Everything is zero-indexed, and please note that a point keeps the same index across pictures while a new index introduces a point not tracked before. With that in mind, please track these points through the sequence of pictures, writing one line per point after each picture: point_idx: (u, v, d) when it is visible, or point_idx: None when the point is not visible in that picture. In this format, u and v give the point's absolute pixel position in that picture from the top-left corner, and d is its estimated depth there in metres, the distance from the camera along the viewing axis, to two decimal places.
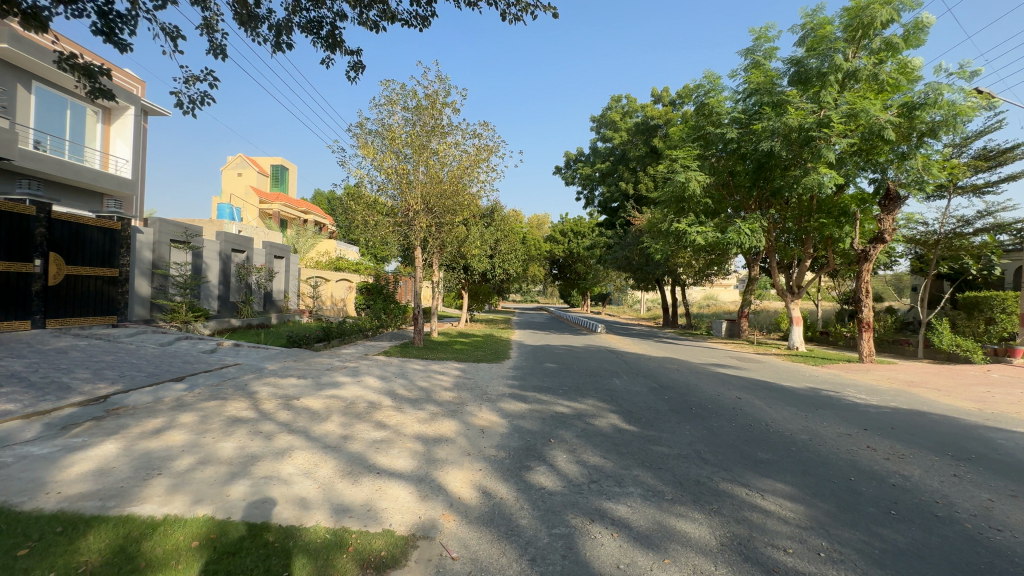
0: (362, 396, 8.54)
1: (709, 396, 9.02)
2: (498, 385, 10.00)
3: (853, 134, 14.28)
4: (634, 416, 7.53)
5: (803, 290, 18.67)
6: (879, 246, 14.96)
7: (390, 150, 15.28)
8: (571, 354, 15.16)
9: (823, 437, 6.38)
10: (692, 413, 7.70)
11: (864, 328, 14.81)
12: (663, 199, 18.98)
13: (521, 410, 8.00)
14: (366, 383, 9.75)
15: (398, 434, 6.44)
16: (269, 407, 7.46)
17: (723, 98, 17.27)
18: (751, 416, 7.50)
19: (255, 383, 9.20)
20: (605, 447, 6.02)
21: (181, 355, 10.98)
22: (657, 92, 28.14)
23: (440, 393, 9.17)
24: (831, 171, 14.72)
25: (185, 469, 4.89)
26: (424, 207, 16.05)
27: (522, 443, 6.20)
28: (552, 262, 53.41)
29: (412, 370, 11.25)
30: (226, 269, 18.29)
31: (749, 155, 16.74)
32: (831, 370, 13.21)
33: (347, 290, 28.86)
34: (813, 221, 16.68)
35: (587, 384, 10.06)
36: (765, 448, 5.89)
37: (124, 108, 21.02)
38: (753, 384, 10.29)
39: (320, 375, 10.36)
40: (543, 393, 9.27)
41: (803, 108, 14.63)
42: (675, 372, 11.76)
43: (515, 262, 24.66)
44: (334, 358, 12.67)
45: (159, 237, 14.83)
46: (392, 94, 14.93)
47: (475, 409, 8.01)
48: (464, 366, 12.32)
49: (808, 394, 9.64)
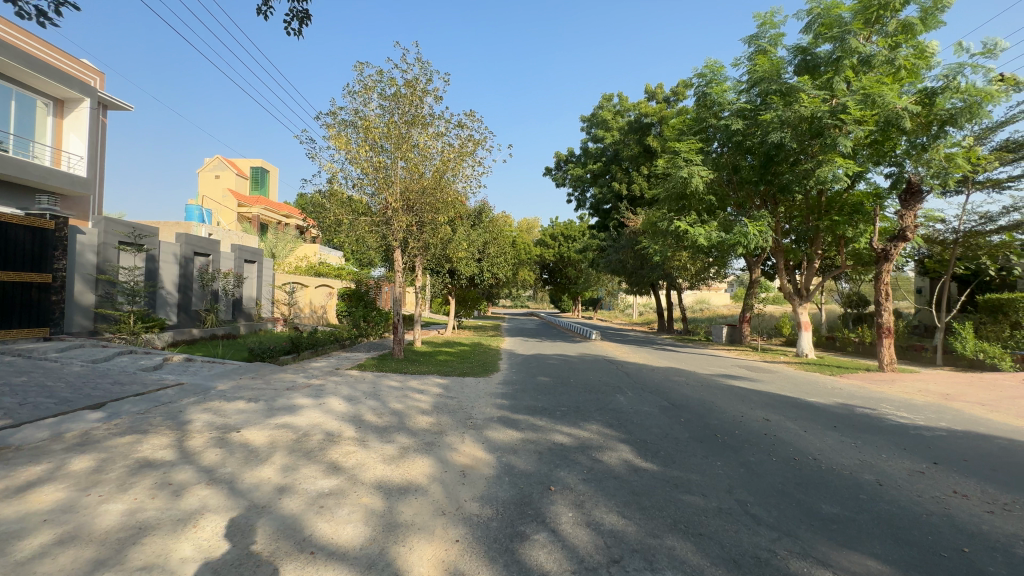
0: (320, 425, 7.05)
1: (733, 417, 7.68)
2: (485, 407, 8.55)
3: (868, 124, 13.16)
4: (651, 449, 6.14)
5: (812, 294, 17.44)
6: (902, 244, 13.52)
7: (366, 141, 13.81)
8: (568, 366, 13.77)
9: (895, 478, 5.06)
10: (718, 442, 6.35)
11: (884, 334, 13.58)
12: (662, 196, 17.73)
13: (512, 441, 6.58)
14: (329, 406, 8.25)
15: (353, 481, 4.97)
16: (197, 445, 5.96)
17: (726, 88, 16.21)
18: (791, 445, 6.17)
19: (193, 409, 7.65)
20: (622, 499, 4.62)
21: (113, 374, 9.37)
22: (651, 88, 27.11)
23: (416, 418, 7.72)
24: (846, 164, 13.53)
25: (29, 557, 3.39)
26: (404, 205, 14.61)
27: (513, 493, 4.79)
28: (543, 267, 52.06)
29: (386, 389, 9.74)
30: (186, 274, 16.68)
31: (755, 149, 15.54)
32: (854, 382, 11.96)
33: (327, 296, 27.23)
34: (823, 219, 15.51)
35: (589, 404, 8.67)
36: (829, 498, 4.56)
37: (79, 100, 19.37)
38: (777, 401, 8.98)
39: (276, 396, 8.83)
40: (537, 416, 7.84)
41: (817, 95, 13.45)
42: (685, 386, 10.43)
43: (504, 265, 23.32)
44: (299, 374, 11.12)
45: (105, 240, 13.48)
46: (366, 81, 13.53)
47: (456, 440, 6.57)
48: (447, 382, 10.86)
49: (843, 413, 8.35)
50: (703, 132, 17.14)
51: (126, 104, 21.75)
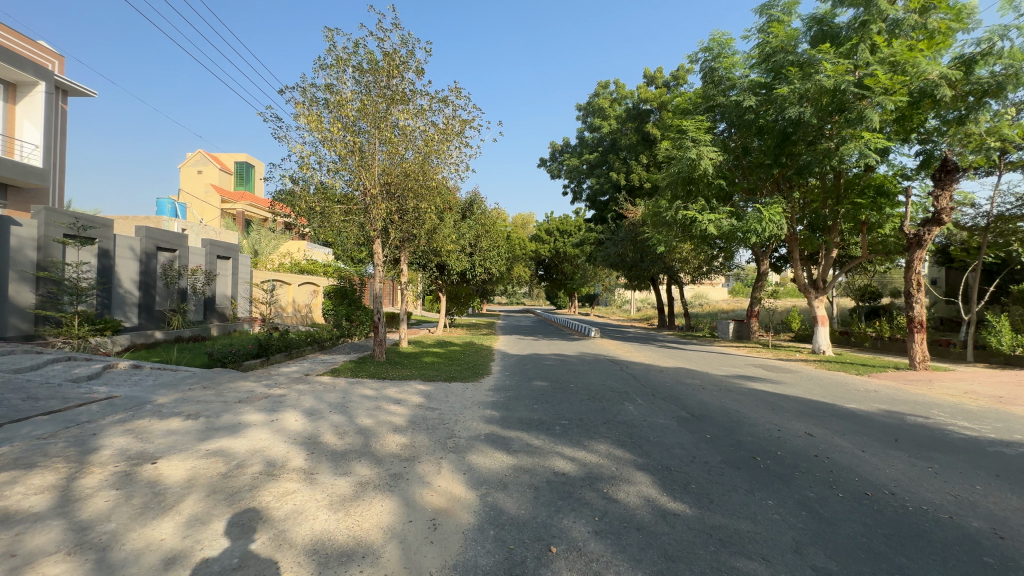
0: (262, 451, 5.65)
1: (768, 433, 6.34)
2: (471, 421, 7.17)
3: (898, 95, 11.70)
4: (677, 480, 4.82)
5: (829, 286, 16.14)
6: (935, 228, 11.84)
7: (341, 120, 12.31)
8: (567, 367, 12.43)
9: (1015, 526, 3.75)
10: (760, 468, 5.05)
11: (916, 329, 12.20)
12: (666, 181, 16.31)
13: (501, 469, 5.23)
14: (283, 423, 6.87)
15: (277, 545, 3.60)
16: (89, 486, 4.56)
17: (735, 63, 14.84)
18: (856, 474, 4.86)
19: (110, 432, 6.25)
20: (652, 569, 3.26)
21: (32, 386, 7.94)
22: (650, 72, 25.79)
23: (386, 437, 6.37)
24: (874, 140, 12.10)
25: None
26: (384, 191, 13.18)
27: (499, 560, 3.44)
28: (538, 263, 50.82)
29: (358, 400, 8.36)
30: (148, 271, 15.22)
31: (768, 129, 14.13)
32: (888, 383, 10.64)
33: (311, 294, 26.09)
34: (842, 204, 14.10)
35: (595, 416, 7.31)
36: (941, 565, 3.25)
37: (33, 84, 17.75)
38: (814, 411, 7.65)
39: (223, 411, 7.42)
40: (533, 434, 6.47)
41: (841, 63, 11.98)
42: (702, 391, 9.14)
43: (498, 260, 21.97)
44: (260, 382, 9.69)
45: (46, 233, 12.02)
46: (339, 52, 12.05)
47: (431, 470, 5.21)
48: (429, 389, 9.49)
49: (895, 424, 7.04)
50: (710, 111, 15.76)
51: (89, 90, 20.46)
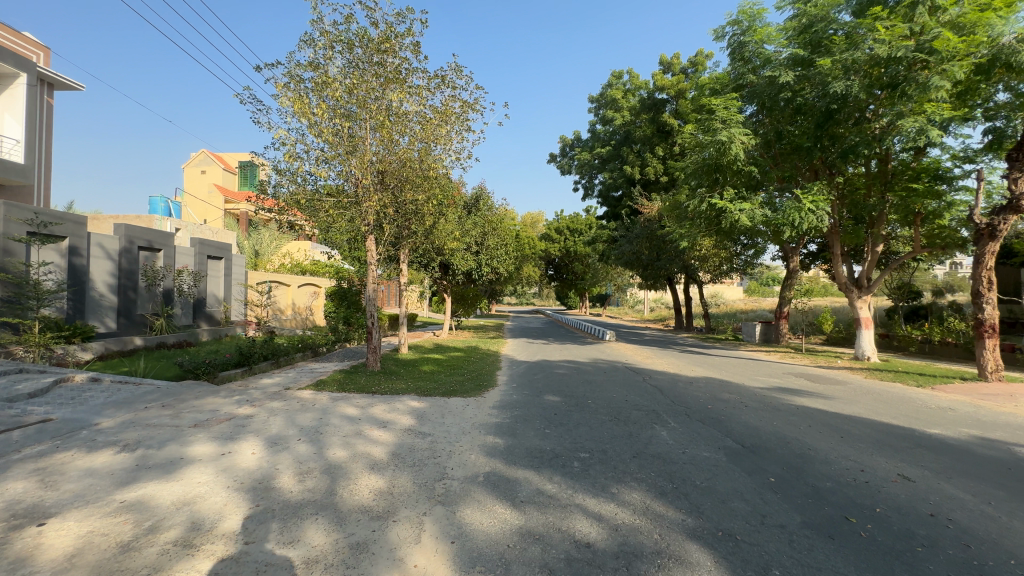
0: (192, 505, 4.32)
1: (852, 475, 4.86)
2: (469, 454, 5.81)
3: (967, 62, 10.11)
4: (754, 560, 3.38)
5: (873, 284, 14.53)
6: (1011, 217, 10.20)
7: (327, 102, 11.02)
8: (583, 378, 11.03)
9: None
10: (867, 541, 3.60)
11: (986, 334, 10.56)
12: (689, 170, 14.83)
13: (503, 537, 3.82)
14: (238, 456, 5.56)
15: None
16: None
17: (768, 36, 13.31)
18: (1008, 553, 3.41)
19: (14, 472, 4.96)
20: None
21: None
22: (666, 59, 24.33)
23: (358, 478, 5.02)
24: (936, 116, 10.52)
25: None
26: (378, 182, 11.88)
27: None
28: (547, 262, 49.37)
29: (338, 422, 7.04)
30: (127, 272, 14.11)
31: (807, 109, 12.64)
32: (963, 398, 9.05)
33: (312, 296, 24.95)
34: (893, 193, 12.53)
35: (621, 447, 5.89)
36: None
37: (15, 76, 16.77)
38: (895, 440, 6.14)
39: (169, 440, 6.11)
40: (545, 475, 5.09)
41: (896, 28, 10.45)
42: (745, 411, 7.66)
43: (507, 259, 20.65)
44: (229, 399, 8.40)
45: (6, 231, 10.91)
46: (326, 27, 10.78)
47: (407, 537, 3.83)
48: (424, 407, 8.14)
49: (1007, 459, 5.52)
50: (739, 92, 14.31)
51: (76, 83, 19.51)
